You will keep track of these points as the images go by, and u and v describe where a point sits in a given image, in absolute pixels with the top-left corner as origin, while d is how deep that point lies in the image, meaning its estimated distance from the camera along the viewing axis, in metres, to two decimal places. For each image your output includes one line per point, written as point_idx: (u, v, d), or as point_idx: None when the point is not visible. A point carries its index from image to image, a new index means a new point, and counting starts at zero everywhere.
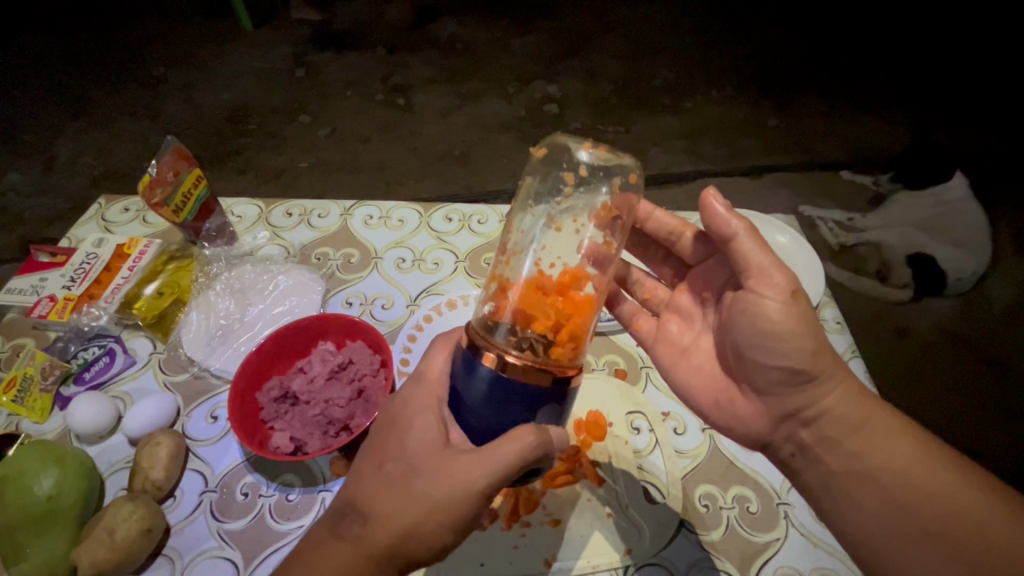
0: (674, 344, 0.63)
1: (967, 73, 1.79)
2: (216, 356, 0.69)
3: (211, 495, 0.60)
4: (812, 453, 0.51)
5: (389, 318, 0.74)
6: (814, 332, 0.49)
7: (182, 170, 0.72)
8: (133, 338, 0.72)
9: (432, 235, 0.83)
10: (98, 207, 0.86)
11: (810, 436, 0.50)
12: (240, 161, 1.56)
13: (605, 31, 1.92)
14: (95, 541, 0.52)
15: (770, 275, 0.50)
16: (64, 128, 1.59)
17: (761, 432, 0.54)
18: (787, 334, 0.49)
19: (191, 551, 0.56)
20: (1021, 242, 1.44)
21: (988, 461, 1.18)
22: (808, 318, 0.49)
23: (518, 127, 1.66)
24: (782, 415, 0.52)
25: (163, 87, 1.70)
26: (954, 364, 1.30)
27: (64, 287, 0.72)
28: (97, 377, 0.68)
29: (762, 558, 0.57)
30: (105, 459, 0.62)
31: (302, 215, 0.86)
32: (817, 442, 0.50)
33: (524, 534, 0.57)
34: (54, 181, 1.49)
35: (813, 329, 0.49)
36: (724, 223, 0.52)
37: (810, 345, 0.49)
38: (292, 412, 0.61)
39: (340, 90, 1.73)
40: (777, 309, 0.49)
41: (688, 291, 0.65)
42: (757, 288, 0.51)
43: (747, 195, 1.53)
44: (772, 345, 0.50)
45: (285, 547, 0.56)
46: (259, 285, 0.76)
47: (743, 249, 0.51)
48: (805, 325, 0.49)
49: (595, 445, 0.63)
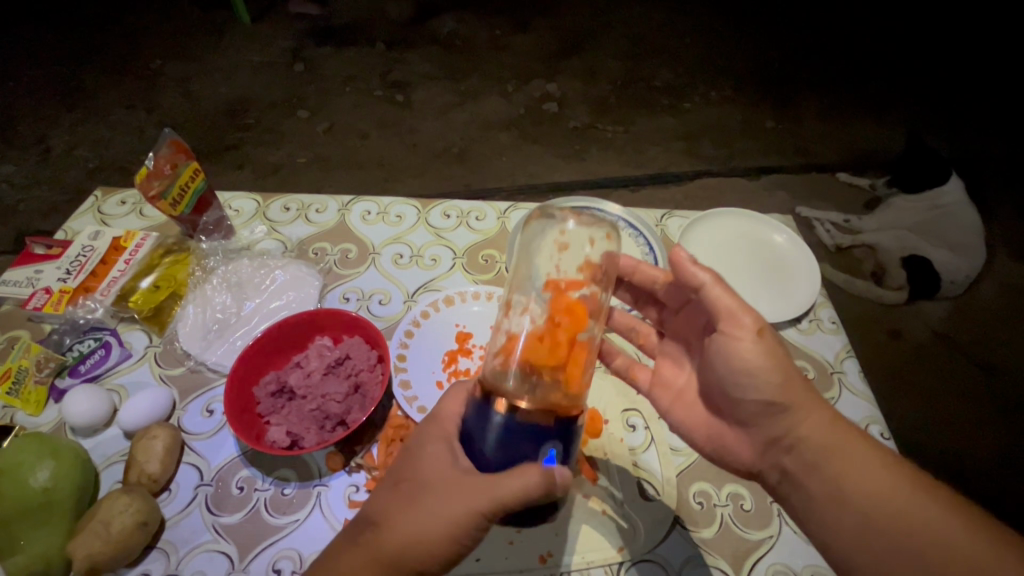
0: (669, 386, 0.62)
1: (964, 78, 1.80)
2: (213, 351, 0.69)
3: (206, 489, 0.60)
4: (794, 480, 0.50)
5: (386, 314, 0.74)
6: (781, 368, 0.51)
7: (180, 163, 0.71)
8: (129, 331, 0.72)
9: (430, 232, 0.83)
10: (95, 199, 0.86)
11: (792, 463, 0.50)
12: (237, 155, 1.55)
13: (605, 30, 1.92)
14: (90, 534, 0.52)
15: (737, 317, 0.53)
16: (59, 120, 1.58)
17: (750, 462, 0.54)
18: (759, 370, 0.51)
19: (186, 544, 0.56)
20: (1014, 246, 1.45)
21: (979, 462, 1.19)
22: (776, 354, 0.52)
23: (516, 126, 1.67)
24: (766, 444, 0.52)
25: (160, 80, 1.69)
26: (947, 366, 1.31)
27: (60, 279, 0.72)
28: (93, 370, 0.68)
29: (755, 555, 0.58)
30: (100, 452, 0.62)
31: (299, 209, 0.86)
32: (800, 470, 0.49)
33: (520, 529, 0.58)
34: (49, 173, 1.48)
35: (781, 364, 0.51)
36: (694, 276, 0.56)
37: (779, 379, 0.51)
38: (288, 407, 0.61)
39: (338, 86, 1.72)
40: (753, 349, 0.52)
41: (674, 335, 0.65)
42: (727, 330, 0.53)
43: (744, 196, 1.54)
44: (743, 380, 0.52)
45: (280, 541, 0.57)
46: (257, 280, 0.76)
47: (711, 297, 0.55)
48: (775, 361, 0.51)
49: (591, 442, 0.64)
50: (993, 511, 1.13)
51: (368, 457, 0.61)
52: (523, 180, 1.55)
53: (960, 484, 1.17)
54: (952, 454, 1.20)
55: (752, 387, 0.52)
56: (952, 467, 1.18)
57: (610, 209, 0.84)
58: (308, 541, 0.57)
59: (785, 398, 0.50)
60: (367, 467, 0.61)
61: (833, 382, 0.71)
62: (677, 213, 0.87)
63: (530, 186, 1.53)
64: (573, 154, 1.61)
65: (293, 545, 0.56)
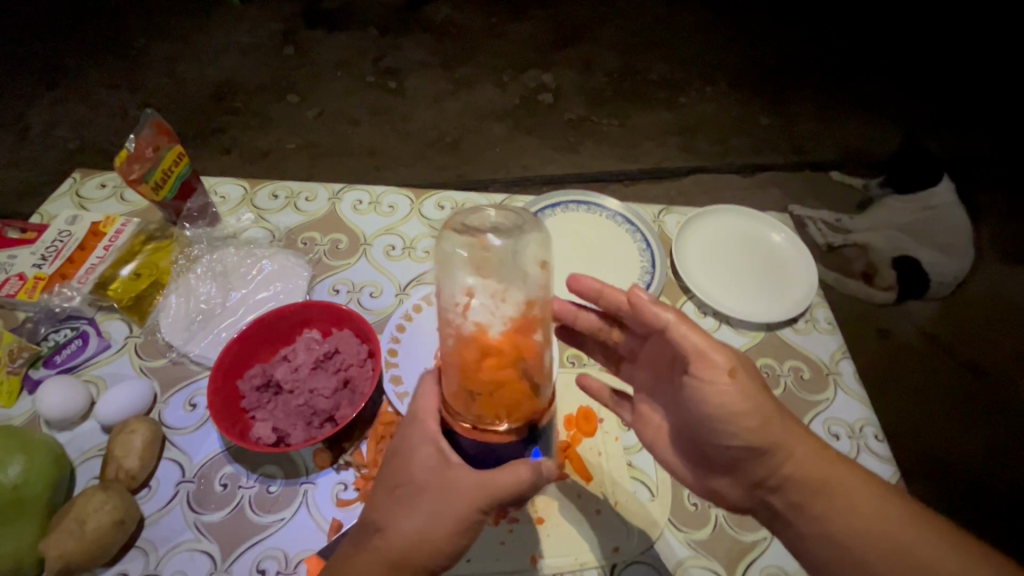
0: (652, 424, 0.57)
1: (957, 80, 1.80)
2: (196, 342, 0.67)
3: (188, 485, 0.58)
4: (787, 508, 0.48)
5: (377, 307, 0.72)
6: (759, 409, 0.47)
7: (163, 146, 0.68)
8: (108, 321, 0.69)
9: (424, 223, 0.81)
10: (72, 181, 0.82)
11: (779, 501, 0.48)
12: (224, 140, 1.51)
13: (602, 21, 1.89)
14: (63, 533, 0.49)
15: (707, 358, 0.48)
16: (38, 99, 1.52)
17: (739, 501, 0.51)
18: (735, 415, 0.47)
19: (166, 543, 0.54)
20: (1002, 247, 1.46)
21: (962, 462, 1.21)
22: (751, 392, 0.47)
23: (511, 116, 1.64)
24: (751, 483, 0.49)
25: (144, 60, 1.64)
26: (933, 367, 1.33)
27: (35, 265, 0.69)
28: (69, 361, 0.65)
29: (749, 557, 0.57)
30: (75, 447, 0.60)
31: (288, 197, 0.83)
32: (787, 508, 0.47)
33: (511, 529, 0.57)
34: (27, 153, 1.42)
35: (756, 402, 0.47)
36: (655, 316, 0.52)
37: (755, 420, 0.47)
38: (275, 402, 0.59)
39: (329, 71, 1.68)
40: (726, 392, 0.47)
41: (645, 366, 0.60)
42: (699, 373, 0.48)
43: (739, 193, 1.53)
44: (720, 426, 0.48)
45: (265, 539, 0.55)
46: (243, 269, 0.74)
47: (677, 335, 0.50)
48: (750, 403, 0.47)
49: (585, 441, 0.63)
50: (974, 511, 1.15)
51: (356, 454, 0.60)
52: (517, 172, 1.53)
53: (942, 484, 1.19)
54: (936, 454, 1.22)
55: (726, 431, 0.48)
56: (934, 467, 1.20)
57: (608, 203, 0.83)
58: (294, 540, 0.55)
59: (763, 442, 0.47)
60: (356, 464, 0.59)
61: (828, 383, 0.71)
62: (675, 210, 0.85)
63: (524, 178, 1.51)
64: (568, 146, 1.59)
65: (279, 545, 0.55)
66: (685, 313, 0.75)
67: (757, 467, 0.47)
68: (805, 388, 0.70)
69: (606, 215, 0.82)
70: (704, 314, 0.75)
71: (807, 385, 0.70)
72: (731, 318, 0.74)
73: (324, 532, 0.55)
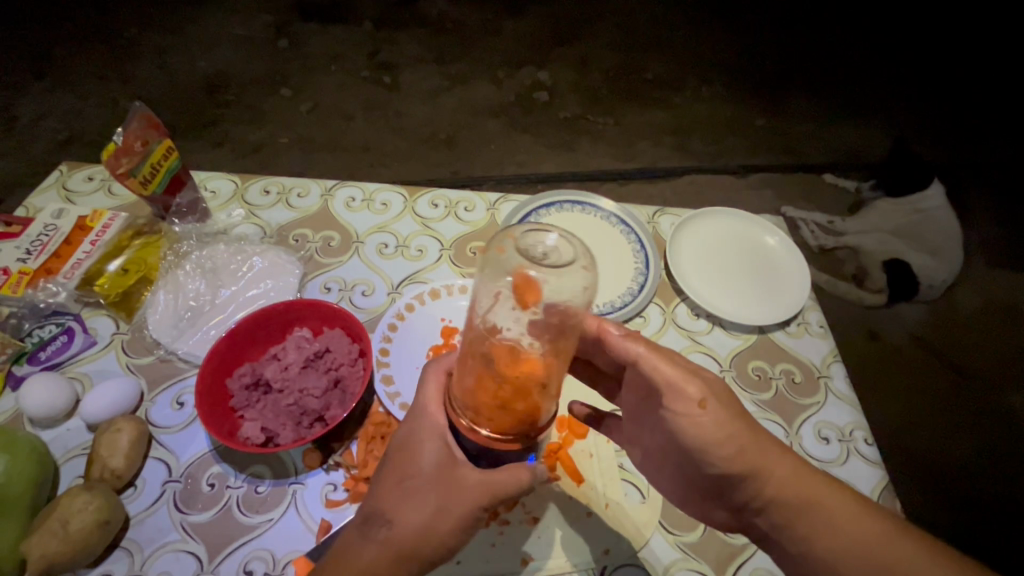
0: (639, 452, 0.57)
1: (950, 85, 1.82)
2: (185, 340, 0.66)
3: (175, 485, 0.57)
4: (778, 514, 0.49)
5: (369, 306, 0.72)
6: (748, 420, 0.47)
7: (152, 139, 0.67)
8: (95, 317, 0.68)
9: (417, 221, 0.81)
10: (59, 174, 0.81)
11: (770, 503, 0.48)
12: (216, 133, 1.49)
13: (599, 20, 1.88)
14: (46, 533, 0.49)
15: (681, 390, 0.49)
16: (26, 89, 1.49)
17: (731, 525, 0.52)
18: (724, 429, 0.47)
19: (152, 544, 0.54)
20: (991, 251, 1.48)
21: (948, 465, 1.23)
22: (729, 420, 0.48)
23: (506, 114, 1.63)
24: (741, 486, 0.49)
25: (135, 51, 1.61)
26: (920, 370, 1.34)
27: (19, 260, 0.68)
28: (54, 357, 0.64)
29: (738, 560, 0.57)
30: (59, 445, 0.59)
31: (280, 193, 0.82)
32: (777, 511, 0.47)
33: (502, 531, 0.56)
34: (14, 144, 1.40)
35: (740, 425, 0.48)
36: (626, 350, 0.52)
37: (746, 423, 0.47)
38: (264, 401, 0.58)
39: (323, 65, 1.66)
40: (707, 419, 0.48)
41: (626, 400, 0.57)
42: (673, 407, 0.49)
43: (733, 194, 1.54)
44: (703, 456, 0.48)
45: (252, 541, 0.54)
46: (233, 266, 0.73)
47: (649, 369, 0.50)
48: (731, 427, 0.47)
49: (577, 443, 0.63)
50: (959, 513, 1.17)
51: (346, 455, 0.59)
52: (512, 170, 1.52)
53: (927, 486, 1.20)
54: (923, 456, 1.23)
55: (714, 447, 0.48)
56: (920, 469, 1.22)
57: (603, 204, 0.83)
58: (283, 541, 0.54)
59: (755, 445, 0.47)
60: (346, 465, 0.59)
61: (819, 386, 0.71)
62: (669, 211, 0.85)
63: (519, 176, 1.50)
64: (564, 145, 1.59)
65: (267, 546, 0.54)
66: (678, 314, 0.75)
67: (747, 477, 0.47)
68: (797, 391, 0.70)
69: (601, 215, 0.82)
70: (698, 316, 0.76)
71: (798, 389, 0.71)
72: (725, 321, 0.74)
73: (313, 532, 0.55)
